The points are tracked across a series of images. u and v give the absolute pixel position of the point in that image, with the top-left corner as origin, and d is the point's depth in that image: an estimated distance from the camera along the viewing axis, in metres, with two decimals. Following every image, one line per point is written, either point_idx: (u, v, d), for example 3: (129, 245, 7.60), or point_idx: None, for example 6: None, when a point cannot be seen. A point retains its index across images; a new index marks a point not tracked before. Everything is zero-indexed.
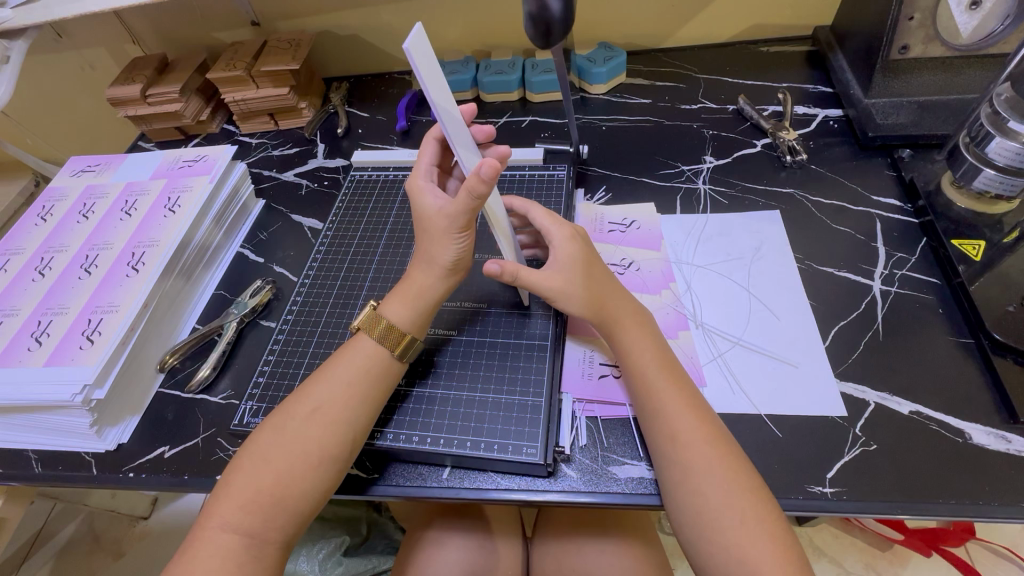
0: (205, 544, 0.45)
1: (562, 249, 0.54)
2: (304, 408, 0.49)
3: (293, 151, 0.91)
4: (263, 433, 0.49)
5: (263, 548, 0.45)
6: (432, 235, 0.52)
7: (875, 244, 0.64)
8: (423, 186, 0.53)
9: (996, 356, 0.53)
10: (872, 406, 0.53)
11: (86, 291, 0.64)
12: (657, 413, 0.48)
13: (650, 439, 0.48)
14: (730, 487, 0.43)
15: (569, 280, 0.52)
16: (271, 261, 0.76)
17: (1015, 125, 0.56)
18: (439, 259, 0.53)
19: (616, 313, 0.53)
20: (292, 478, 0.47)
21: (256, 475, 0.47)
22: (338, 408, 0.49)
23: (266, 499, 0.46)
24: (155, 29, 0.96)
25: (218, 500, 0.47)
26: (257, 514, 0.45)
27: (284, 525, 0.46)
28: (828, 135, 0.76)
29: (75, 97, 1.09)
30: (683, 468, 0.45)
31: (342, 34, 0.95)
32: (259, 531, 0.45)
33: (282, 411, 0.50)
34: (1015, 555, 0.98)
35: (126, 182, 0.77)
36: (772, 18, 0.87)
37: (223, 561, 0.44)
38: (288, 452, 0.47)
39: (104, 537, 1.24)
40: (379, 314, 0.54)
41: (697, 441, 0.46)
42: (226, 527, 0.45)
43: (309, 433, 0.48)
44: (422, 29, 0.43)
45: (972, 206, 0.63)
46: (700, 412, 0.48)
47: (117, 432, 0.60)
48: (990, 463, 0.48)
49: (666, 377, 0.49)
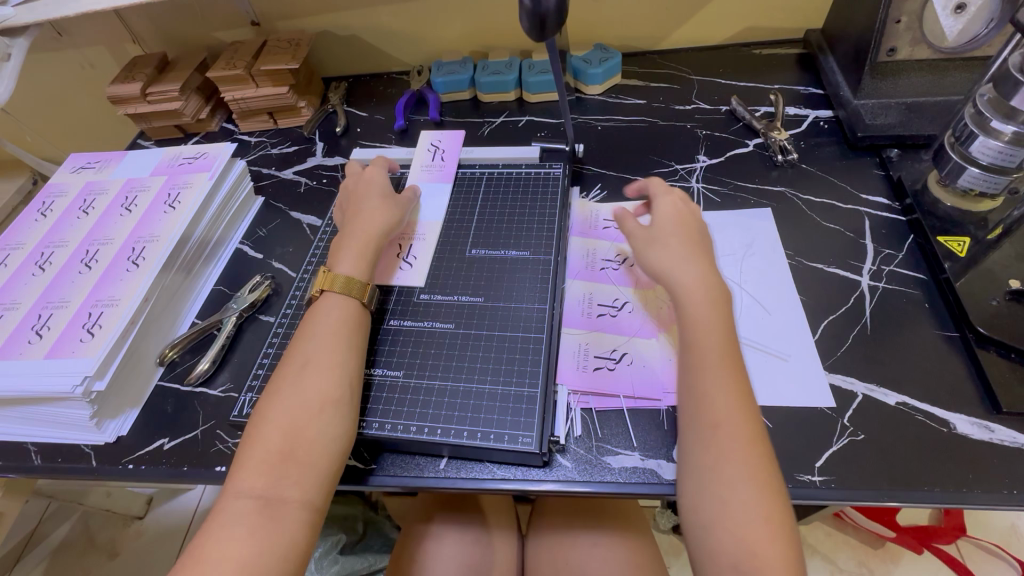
0: (223, 511, 0.45)
1: (661, 203, 0.61)
2: (295, 363, 0.53)
3: (291, 149, 0.92)
4: (269, 395, 0.51)
5: (285, 506, 0.45)
6: (374, 199, 0.67)
7: (863, 241, 0.66)
8: (373, 175, 0.71)
9: (980, 349, 0.54)
10: (860, 397, 0.54)
11: (86, 285, 0.65)
12: (704, 399, 0.48)
13: (687, 423, 0.48)
14: (751, 470, 0.44)
15: (669, 228, 0.58)
16: (270, 257, 0.77)
17: (997, 125, 0.58)
18: (382, 218, 0.65)
19: (682, 286, 0.53)
20: (299, 431, 0.48)
21: (265, 437, 0.48)
22: (331, 350, 0.53)
23: (276, 457, 0.47)
24: (155, 28, 0.97)
25: (234, 469, 0.47)
26: (270, 474, 0.46)
27: (302, 483, 0.46)
28: (819, 135, 0.78)
29: (73, 97, 1.10)
30: (713, 456, 0.45)
31: (340, 34, 0.96)
32: (272, 491, 0.45)
33: (278, 380, 0.52)
34: (1005, 552, 0.99)
35: (125, 178, 0.78)
36: (764, 21, 0.88)
37: (241, 525, 0.44)
38: (292, 410, 0.49)
39: (99, 537, 1.24)
40: (330, 271, 0.60)
41: (739, 432, 0.46)
42: (240, 492, 0.45)
43: (310, 384, 0.51)
44: (428, 134, 0.83)
45: (957, 204, 0.65)
46: (743, 400, 0.47)
47: (117, 425, 0.61)
48: (973, 452, 0.50)
49: (721, 361, 0.49)
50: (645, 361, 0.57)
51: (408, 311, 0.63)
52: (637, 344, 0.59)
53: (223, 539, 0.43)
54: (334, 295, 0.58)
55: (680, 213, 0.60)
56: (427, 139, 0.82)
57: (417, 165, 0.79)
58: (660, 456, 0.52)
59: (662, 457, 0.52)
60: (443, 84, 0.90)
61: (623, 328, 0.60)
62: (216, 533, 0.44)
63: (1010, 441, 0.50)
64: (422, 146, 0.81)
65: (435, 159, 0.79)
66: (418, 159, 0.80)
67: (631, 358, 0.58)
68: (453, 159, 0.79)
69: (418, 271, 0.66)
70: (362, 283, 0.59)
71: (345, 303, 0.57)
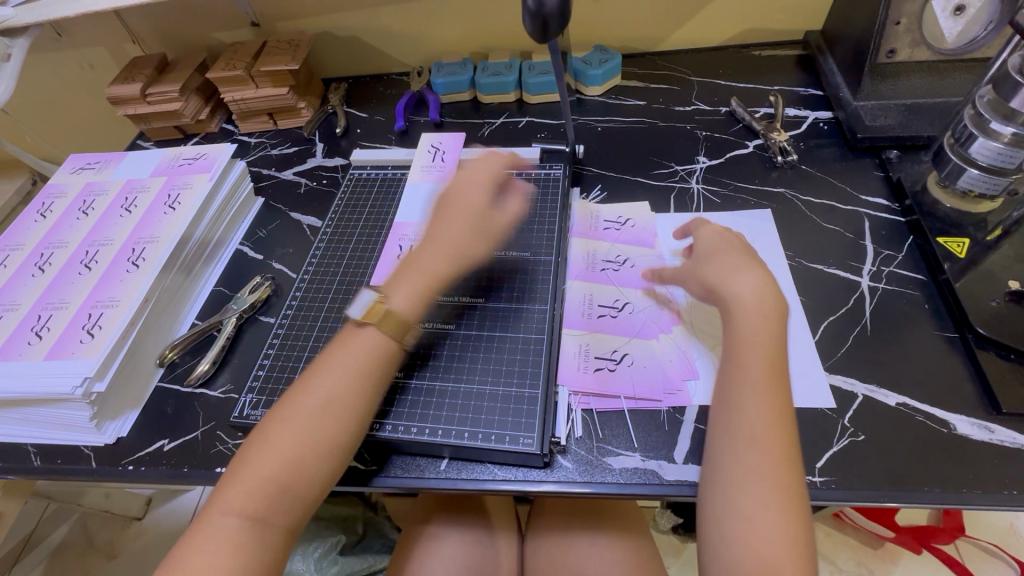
0: (207, 525, 0.45)
1: (699, 232, 0.61)
2: (312, 393, 0.50)
3: (291, 150, 0.91)
4: (281, 411, 0.50)
5: (270, 533, 0.46)
6: (457, 228, 0.62)
7: (863, 242, 0.66)
8: (461, 194, 0.64)
9: (980, 350, 0.55)
10: (860, 398, 0.54)
11: (86, 286, 0.65)
12: (741, 411, 0.47)
13: (717, 432, 0.48)
14: (778, 489, 0.43)
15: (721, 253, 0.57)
16: (270, 258, 0.77)
17: (997, 126, 0.58)
18: (460, 254, 0.60)
19: (739, 299, 0.52)
20: (300, 465, 0.47)
21: (263, 463, 0.47)
22: (356, 385, 0.51)
23: (271, 486, 0.46)
24: (156, 29, 0.97)
25: (225, 483, 0.47)
26: (261, 500, 0.46)
27: (292, 511, 0.47)
28: (819, 136, 0.78)
29: (72, 97, 1.09)
30: (742, 472, 0.44)
31: (340, 35, 0.96)
32: (261, 516, 0.46)
33: (289, 403, 0.50)
34: (1003, 552, 0.99)
35: (125, 179, 0.78)
36: (764, 23, 0.89)
37: (226, 546, 0.44)
38: (297, 441, 0.48)
39: (98, 538, 1.24)
40: (382, 300, 0.55)
41: (774, 450, 0.45)
42: (228, 511, 0.45)
43: (323, 419, 0.49)
44: (428, 135, 0.83)
45: (956, 205, 0.65)
46: (782, 418, 0.46)
47: (117, 426, 0.61)
48: (973, 452, 0.50)
49: (765, 378, 0.48)
50: (645, 361, 0.58)
51: None
52: (638, 345, 0.59)
53: (205, 555, 0.43)
54: (373, 332, 0.54)
55: (726, 239, 0.59)
56: (427, 140, 0.82)
57: (417, 165, 0.79)
58: (661, 456, 0.52)
59: (663, 458, 0.52)
60: (443, 85, 0.91)
61: (624, 329, 0.60)
62: (200, 546, 0.44)
63: (1010, 441, 0.50)
64: (422, 146, 0.81)
65: (436, 160, 0.79)
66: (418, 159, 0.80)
67: (632, 359, 0.58)
68: (453, 160, 0.79)
69: None
70: (406, 329, 0.55)
71: (377, 340, 0.53)
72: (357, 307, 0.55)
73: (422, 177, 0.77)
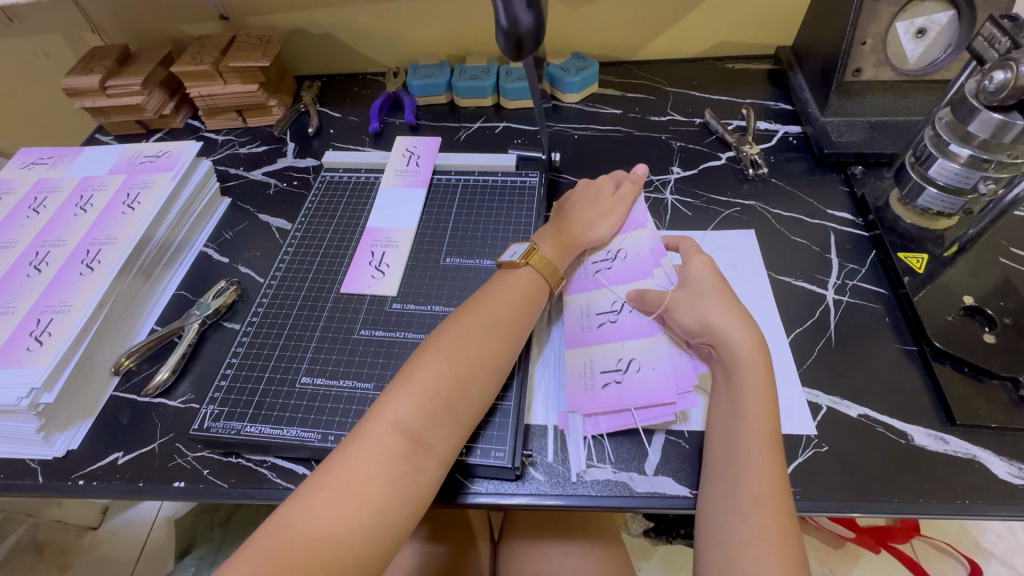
0: (370, 435, 0.45)
1: (691, 263, 0.59)
2: (463, 324, 0.52)
3: (261, 150, 0.89)
4: (437, 336, 0.52)
5: (424, 457, 0.45)
6: (602, 212, 0.64)
7: (829, 255, 0.68)
8: (607, 181, 0.67)
9: (936, 362, 0.57)
10: (824, 409, 0.55)
11: (35, 290, 0.61)
12: (744, 469, 0.46)
13: (721, 495, 0.46)
14: (784, 551, 0.42)
15: (722, 304, 0.54)
16: (236, 261, 0.74)
17: (955, 148, 0.61)
18: (603, 228, 0.63)
19: (736, 350, 0.51)
20: (460, 389, 0.48)
21: (426, 379, 0.48)
22: (509, 322, 0.54)
23: (432, 405, 0.47)
24: (119, 17, 0.93)
25: (390, 394, 0.47)
26: (428, 417, 0.46)
27: (447, 435, 0.47)
28: (788, 150, 0.80)
29: (22, 86, 1.03)
30: (750, 532, 0.43)
31: (313, 33, 0.94)
32: (422, 435, 0.46)
33: (447, 332, 0.52)
34: (954, 550, 1.03)
35: (81, 176, 0.74)
36: (737, 37, 0.91)
37: (387, 459, 0.44)
38: (458, 364, 0.49)
39: (48, 549, 1.17)
40: (535, 247, 0.61)
41: (781, 510, 0.44)
42: (395, 423, 0.45)
43: (479, 346, 0.51)
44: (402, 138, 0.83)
45: (917, 222, 0.67)
46: (782, 475, 0.46)
47: (67, 438, 0.58)
48: (931, 462, 0.51)
49: (771, 439, 0.47)
50: (653, 364, 0.55)
51: (380, 320, 0.62)
52: (642, 347, 0.56)
53: (361, 463, 0.43)
54: (526, 271, 0.58)
55: (712, 279, 0.57)
56: (399, 143, 0.81)
57: (388, 168, 0.78)
58: (632, 469, 0.52)
59: (634, 469, 0.52)
60: (418, 87, 0.89)
61: (626, 334, 0.57)
62: (358, 455, 0.44)
63: (963, 452, 0.52)
64: (397, 151, 0.80)
65: (410, 165, 0.78)
66: (388, 163, 0.79)
67: (639, 364, 0.55)
68: (428, 164, 0.78)
69: (389, 283, 0.65)
70: (558, 272, 0.60)
71: (534, 278, 0.58)
72: (505, 255, 0.60)
73: (394, 180, 0.76)
